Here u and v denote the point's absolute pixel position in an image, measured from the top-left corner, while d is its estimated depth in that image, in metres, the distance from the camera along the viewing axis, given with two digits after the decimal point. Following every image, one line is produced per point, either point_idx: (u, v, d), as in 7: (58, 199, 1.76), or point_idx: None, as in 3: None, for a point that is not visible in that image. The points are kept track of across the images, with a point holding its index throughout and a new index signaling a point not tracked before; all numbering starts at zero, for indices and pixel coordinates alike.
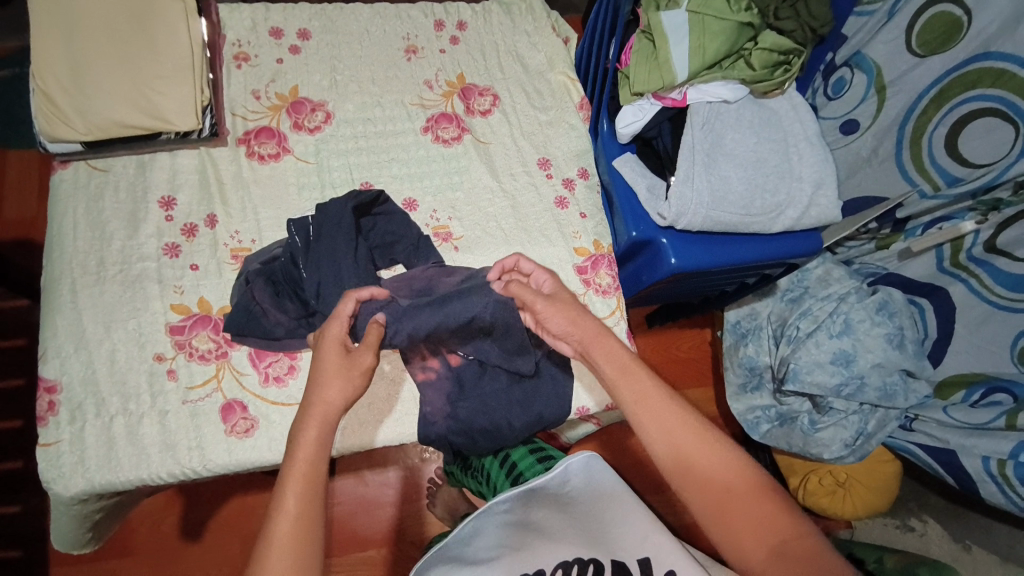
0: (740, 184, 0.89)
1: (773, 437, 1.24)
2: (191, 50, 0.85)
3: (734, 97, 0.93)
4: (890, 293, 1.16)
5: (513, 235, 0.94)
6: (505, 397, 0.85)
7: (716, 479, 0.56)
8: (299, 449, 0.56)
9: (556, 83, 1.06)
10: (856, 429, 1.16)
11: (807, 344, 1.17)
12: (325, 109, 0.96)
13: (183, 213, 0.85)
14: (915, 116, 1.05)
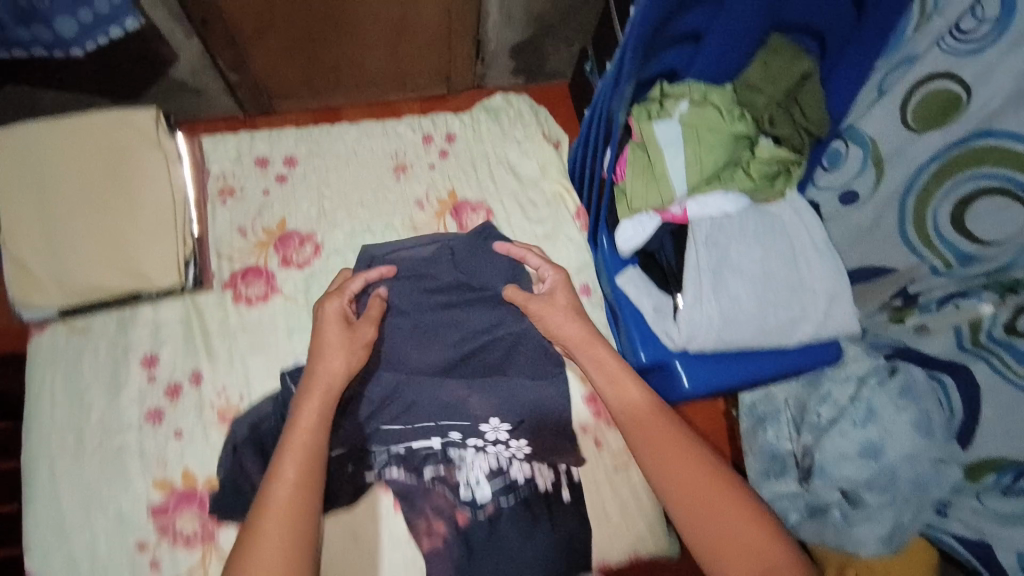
0: (751, 302, 0.85)
1: (804, 532, 0.92)
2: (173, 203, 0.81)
3: (736, 208, 0.89)
4: (908, 371, 0.89)
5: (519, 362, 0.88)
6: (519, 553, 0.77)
7: (692, 477, 0.70)
8: (302, 419, 0.70)
9: (551, 192, 1.03)
10: (900, 525, 0.84)
11: (827, 430, 0.90)
12: (314, 240, 0.93)
13: (165, 371, 0.82)
14: (918, 190, 0.84)
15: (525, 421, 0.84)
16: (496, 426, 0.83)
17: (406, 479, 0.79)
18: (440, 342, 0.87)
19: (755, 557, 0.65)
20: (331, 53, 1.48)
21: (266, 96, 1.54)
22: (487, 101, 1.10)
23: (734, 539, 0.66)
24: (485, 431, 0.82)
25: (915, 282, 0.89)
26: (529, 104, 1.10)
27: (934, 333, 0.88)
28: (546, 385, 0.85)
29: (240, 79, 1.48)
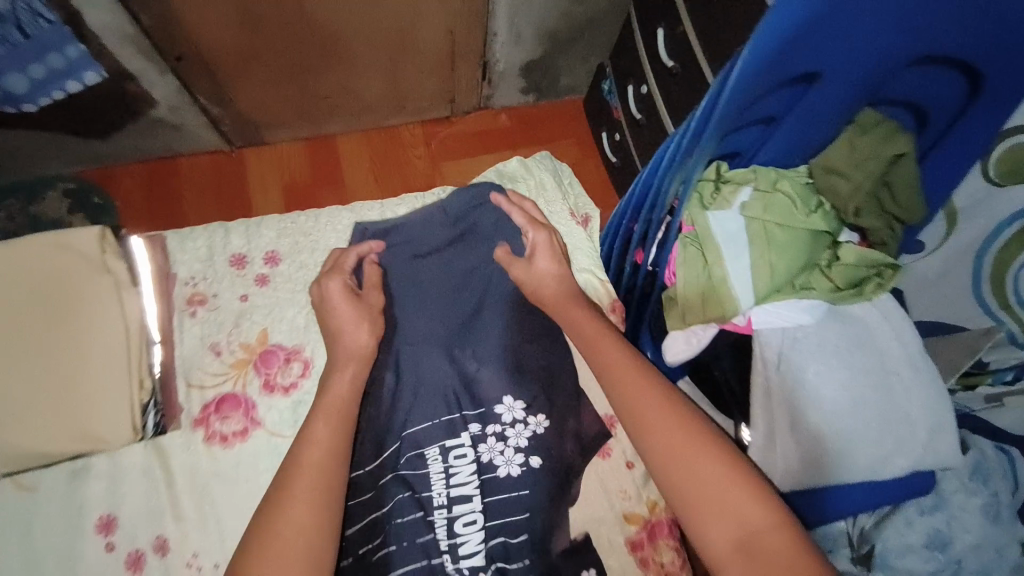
0: (834, 441, 0.69)
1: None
2: (124, 336, 0.69)
3: (812, 318, 0.72)
4: (980, 446, 0.74)
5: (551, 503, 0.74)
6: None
7: (689, 462, 0.63)
8: (328, 394, 0.71)
9: (583, 284, 0.86)
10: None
11: (890, 511, 0.71)
12: (301, 356, 0.79)
13: (126, 536, 0.69)
14: (993, 254, 0.71)
15: (539, 396, 0.80)
16: (511, 406, 0.79)
17: None
18: (441, 313, 0.83)
19: (737, 513, 0.59)
20: (322, 81, 1.23)
21: (256, 127, 1.30)
22: (502, 164, 0.95)
23: (716, 505, 0.60)
24: (501, 414, 0.78)
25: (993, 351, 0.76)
26: (550, 173, 0.94)
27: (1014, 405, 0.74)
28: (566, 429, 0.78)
29: (223, 113, 1.24)
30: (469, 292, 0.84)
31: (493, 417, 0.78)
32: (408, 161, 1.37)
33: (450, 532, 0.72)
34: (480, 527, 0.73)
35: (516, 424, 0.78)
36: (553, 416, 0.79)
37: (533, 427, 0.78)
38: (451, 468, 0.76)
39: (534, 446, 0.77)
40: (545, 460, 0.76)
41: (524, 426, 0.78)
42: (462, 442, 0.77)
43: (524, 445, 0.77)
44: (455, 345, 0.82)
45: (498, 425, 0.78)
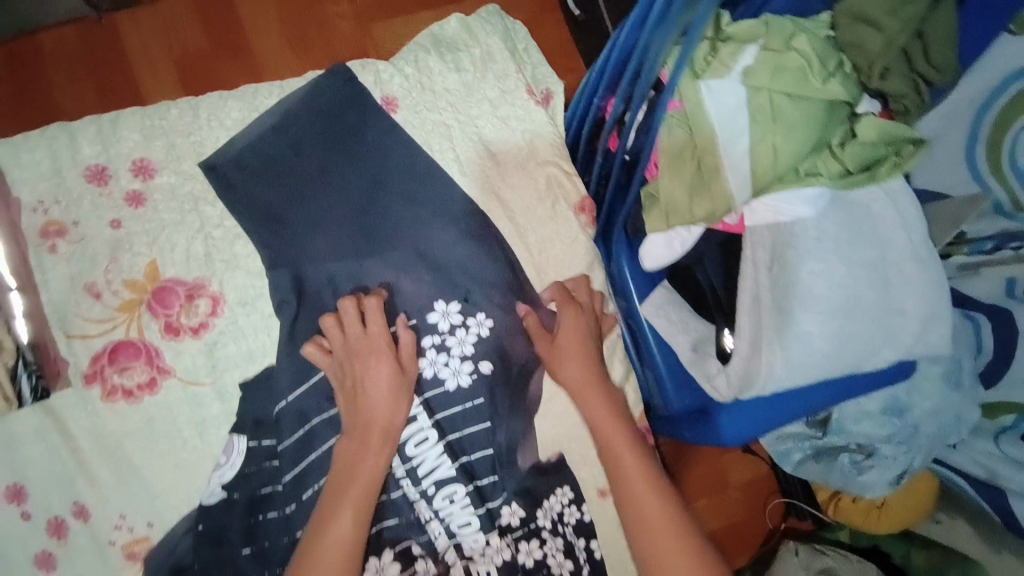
0: (828, 341, 0.63)
1: (805, 471, 0.86)
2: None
3: (814, 211, 0.62)
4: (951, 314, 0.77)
5: (519, 423, 0.68)
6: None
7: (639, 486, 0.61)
8: (357, 471, 0.60)
9: (543, 179, 0.72)
10: (909, 469, 0.80)
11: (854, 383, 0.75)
12: (208, 292, 0.64)
13: (40, 505, 0.60)
14: (997, 108, 0.67)
15: (473, 295, 0.68)
16: (445, 311, 0.68)
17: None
18: (353, 218, 0.68)
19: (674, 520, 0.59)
20: None
21: None
22: (439, 27, 0.75)
23: (657, 519, 0.59)
24: (435, 322, 0.67)
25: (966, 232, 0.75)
26: (501, 38, 0.74)
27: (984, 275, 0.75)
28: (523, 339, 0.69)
29: None
30: (382, 193, 0.69)
31: (428, 326, 0.67)
32: (326, 22, 0.96)
33: (405, 461, 0.66)
34: (438, 444, 0.66)
35: (456, 330, 0.68)
36: (495, 313, 0.69)
37: (476, 327, 0.68)
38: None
39: (482, 350, 0.68)
40: (495, 365, 0.68)
41: (466, 330, 0.68)
42: None
43: (470, 351, 0.67)
44: (378, 257, 0.67)
45: (436, 333, 0.67)
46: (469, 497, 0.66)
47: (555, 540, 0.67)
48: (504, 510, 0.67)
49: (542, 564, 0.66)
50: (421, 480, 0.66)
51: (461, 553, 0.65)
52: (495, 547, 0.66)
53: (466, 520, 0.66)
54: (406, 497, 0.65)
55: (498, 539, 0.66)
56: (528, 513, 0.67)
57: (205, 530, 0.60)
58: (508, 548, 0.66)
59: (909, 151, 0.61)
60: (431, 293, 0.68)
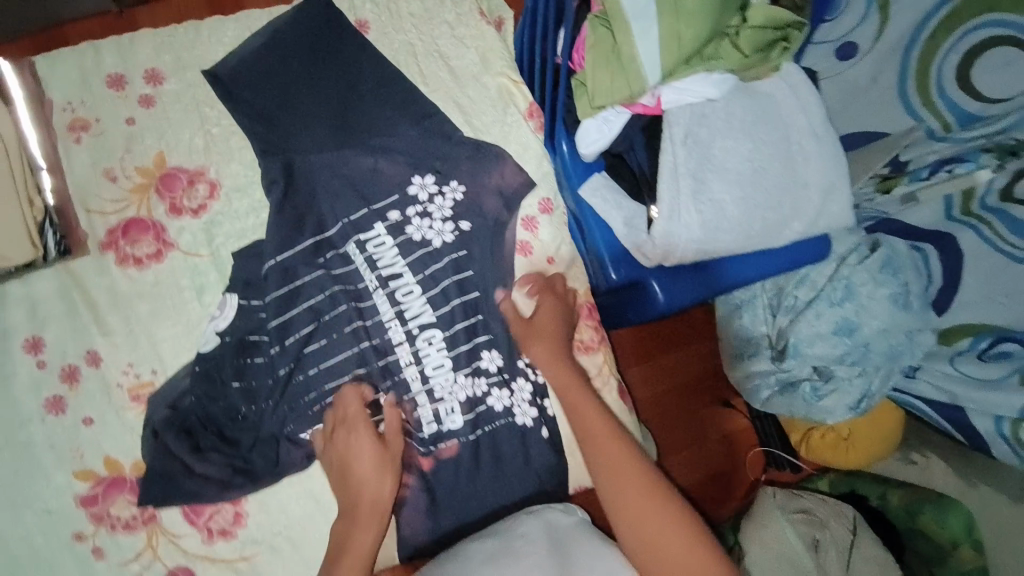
0: (736, 205, 0.73)
1: (774, 405, 1.17)
2: (10, 174, 0.67)
3: (720, 92, 0.73)
4: (893, 245, 1.07)
5: (490, 277, 0.79)
6: (503, 468, 0.78)
7: (642, 509, 0.65)
8: (352, 546, 0.66)
9: (495, 88, 0.84)
10: (868, 392, 1.11)
11: (806, 316, 1.11)
12: (206, 178, 0.75)
13: (56, 355, 0.70)
14: (920, 45, 0.98)
15: (447, 176, 0.80)
16: (423, 184, 0.79)
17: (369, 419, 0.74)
18: (331, 117, 0.78)
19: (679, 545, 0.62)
20: None
21: None
22: None
23: (661, 544, 0.62)
24: (415, 194, 0.79)
25: (909, 148, 1.03)
26: None
27: (923, 200, 1.04)
28: (481, 222, 0.80)
29: None
30: (356, 99, 0.80)
31: (409, 199, 0.79)
32: None
33: (394, 306, 0.77)
34: (422, 296, 0.78)
35: (435, 198, 0.79)
36: (462, 197, 0.80)
37: (451, 195, 0.80)
38: (374, 255, 0.77)
39: (460, 212, 0.80)
40: (473, 224, 0.80)
41: (442, 199, 0.79)
42: (378, 234, 0.78)
43: (449, 214, 0.79)
44: (355, 150, 0.78)
45: (417, 204, 0.79)
46: (445, 341, 0.77)
47: (522, 382, 0.79)
48: (484, 355, 0.78)
49: (508, 407, 0.78)
50: (406, 323, 0.77)
51: (434, 392, 0.77)
52: (464, 386, 0.77)
53: (440, 362, 0.77)
54: (391, 338, 0.76)
55: (467, 379, 0.77)
56: (504, 361, 0.79)
57: (207, 366, 0.70)
58: (478, 386, 0.78)
59: (797, 33, 0.72)
60: (403, 181, 0.79)
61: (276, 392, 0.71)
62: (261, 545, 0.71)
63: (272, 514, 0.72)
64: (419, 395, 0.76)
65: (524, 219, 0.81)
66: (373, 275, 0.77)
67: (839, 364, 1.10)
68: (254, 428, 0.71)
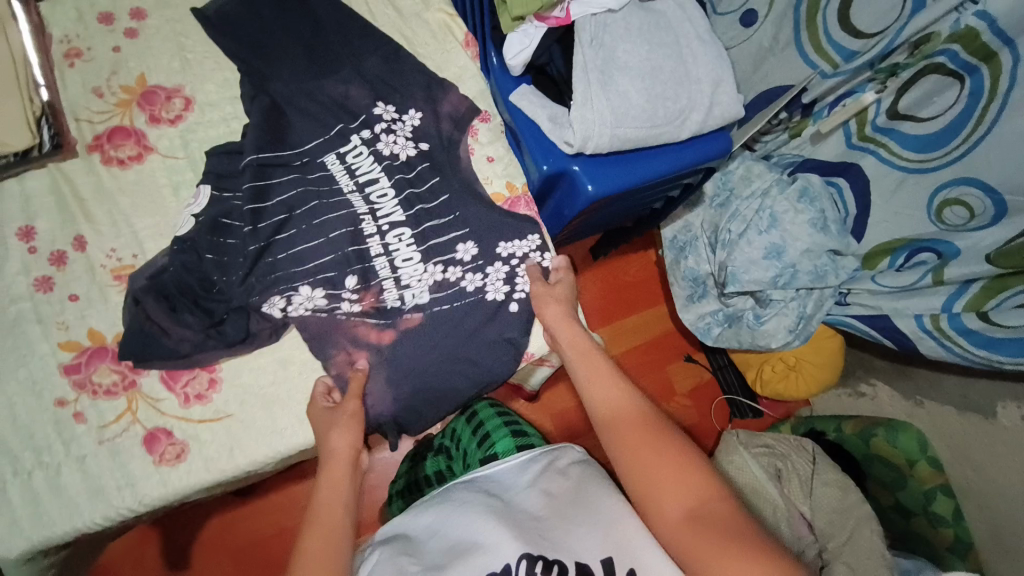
0: (639, 95, 0.86)
1: (723, 339, 1.38)
2: (21, 91, 0.79)
3: (619, 4, 0.88)
4: (809, 179, 1.25)
5: (452, 180, 0.89)
6: (460, 343, 0.84)
7: (642, 444, 0.61)
8: (326, 491, 0.65)
9: (435, 23, 0.98)
10: (804, 314, 1.28)
11: (743, 245, 1.27)
12: (183, 94, 0.86)
13: (46, 241, 0.78)
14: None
15: (400, 93, 0.91)
16: (385, 109, 0.89)
17: (324, 301, 0.81)
18: (290, 37, 0.89)
19: (684, 483, 0.57)
20: None
21: None
22: None
23: (664, 484, 0.58)
24: (379, 115, 0.89)
25: (810, 90, 1.16)
26: None
27: (827, 134, 1.20)
28: (429, 128, 0.91)
29: None
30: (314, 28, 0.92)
31: (375, 117, 0.89)
32: None
33: (368, 204, 0.85)
34: (394, 198, 0.86)
35: (399, 121, 0.90)
36: (416, 109, 0.91)
37: (410, 121, 0.90)
38: (352, 164, 0.87)
39: (422, 134, 0.90)
40: (433, 146, 0.90)
41: (403, 123, 0.90)
42: (354, 146, 0.87)
43: (412, 132, 0.90)
44: (315, 65, 0.89)
45: (383, 122, 0.89)
46: (414, 238, 0.85)
47: (497, 267, 0.86)
48: (452, 247, 0.86)
49: (476, 287, 0.85)
50: (378, 219, 0.85)
51: (402, 279, 0.84)
52: (429, 274, 0.85)
53: (409, 254, 0.84)
54: (364, 230, 0.84)
55: (434, 267, 0.85)
56: (478, 250, 0.87)
57: (191, 246, 0.79)
58: (447, 272, 0.85)
59: None
60: (359, 91, 0.89)
61: (247, 266, 0.79)
62: (234, 406, 0.78)
63: (246, 380, 0.79)
64: (387, 279, 0.83)
65: (471, 128, 0.93)
66: (348, 179, 0.86)
67: (773, 288, 1.26)
68: (229, 299, 0.79)
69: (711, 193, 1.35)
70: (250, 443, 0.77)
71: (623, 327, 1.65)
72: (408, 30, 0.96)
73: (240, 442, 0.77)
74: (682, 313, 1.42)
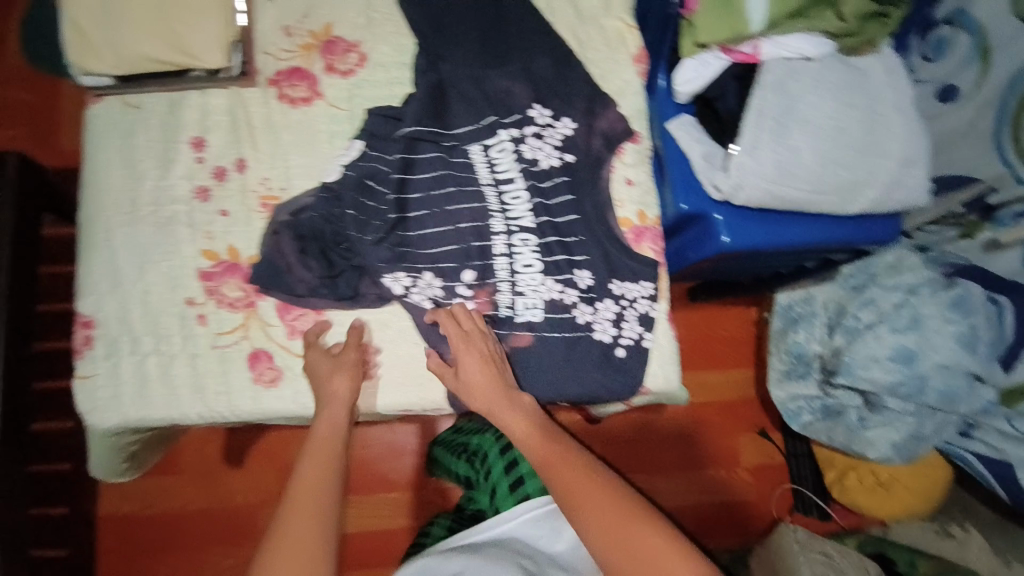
0: (812, 156, 0.79)
1: (815, 430, 1.24)
2: (221, 1, 0.79)
3: (817, 54, 0.80)
4: (968, 287, 1.09)
5: (591, 201, 0.88)
6: (555, 364, 0.84)
7: (622, 541, 0.67)
8: (319, 431, 0.74)
9: (612, 30, 0.94)
10: (917, 433, 1.13)
11: (866, 340, 1.14)
12: (359, 50, 0.90)
13: (213, 155, 0.84)
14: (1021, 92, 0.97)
15: (556, 97, 0.90)
16: (540, 113, 0.89)
17: (440, 290, 0.83)
18: (466, 18, 0.90)
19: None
20: None
21: None
22: None
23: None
24: (534, 118, 0.89)
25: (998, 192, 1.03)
26: None
27: (1005, 247, 1.04)
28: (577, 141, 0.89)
29: None
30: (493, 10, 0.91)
31: (528, 119, 0.89)
32: None
33: (500, 203, 0.86)
34: (526, 202, 0.87)
35: (548, 127, 0.89)
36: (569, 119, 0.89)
37: (561, 129, 0.89)
38: (494, 159, 0.88)
39: (569, 145, 0.89)
40: (577, 157, 0.89)
41: (554, 130, 0.89)
42: (500, 140, 0.88)
43: (558, 142, 0.89)
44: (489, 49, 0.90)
45: (535, 126, 0.89)
46: (539, 247, 0.86)
47: (607, 304, 0.86)
48: (578, 271, 0.86)
49: (588, 322, 0.85)
50: (507, 219, 0.86)
51: (517, 285, 0.85)
52: (548, 289, 0.85)
53: (530, 262, 0.85)
54: (491, 227, 0.85)
55: (552, 283, 0.85)
56: (594, 281, 0.86)
57: (328, 198, 0.82)
58: (565, 295, 0.85)
59: (895, 11, 0.80)
60: (521, 89, 0.90)
61: (382, 231, 0.82)
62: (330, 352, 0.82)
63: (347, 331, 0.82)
64: (503, 282, 0.84)
65: (620, 147, 0.90)
66: (487, 173, 0.87)
67: (891, 395, 1.13)
68: (354, 257, 0.82)
69: (846, 272, 1.21)
70: None
71: (701, 381, 1.53)
72: (583, 33, 0.94)
73: None
74: (773, 387, 1.28)
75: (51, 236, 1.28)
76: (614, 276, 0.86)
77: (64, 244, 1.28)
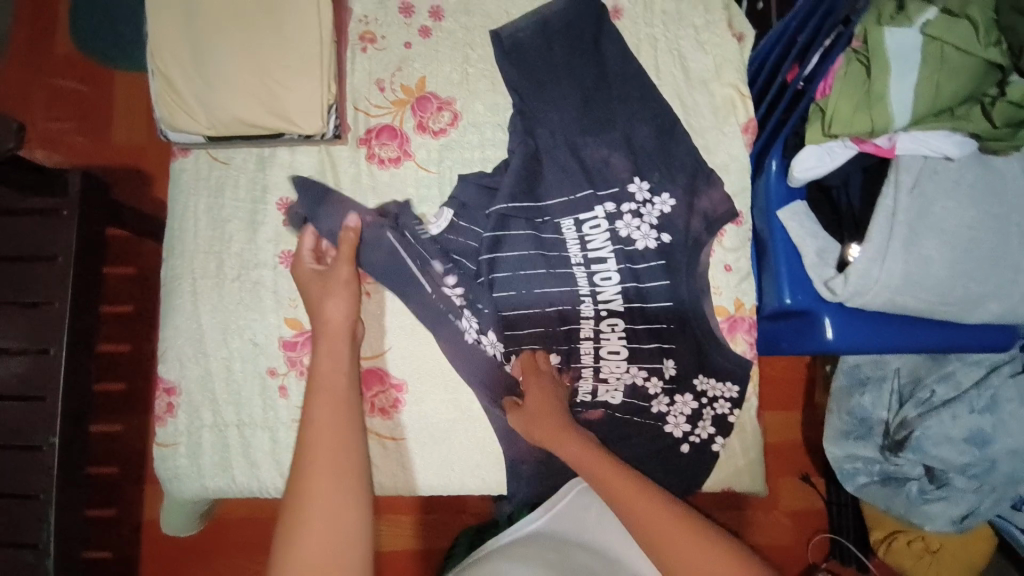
0: (942, 266, 0.73)
1: (868, 493, 1.07)
2: (320, 62, 0.75)
3: (959, 154, 0.74)
4: None
5: (686, 287, 0.83)
6: (635, 455, 0.82)
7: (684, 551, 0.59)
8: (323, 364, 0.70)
9: (720, 97, 0.88)
10: (975, 510, 1.00)
11: (940, 410, 0.98)
12: (452, 108, 0.85)
13: (299, 218, 0.81)
14: None
15: (658, 169, 0.84)
16: (639, 187, 0.84)
17: None
18: (567, 79, 0.84)
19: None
20: None
21: None
22: None
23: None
24: (633, 192, 0.83)
25: None
26: None
27: None
28: (677, 219, 0.84)
29: None
30: (596, 70, 0.85)
31: (626, 194, 0.83)
32: None
33: (590, 284, 0.82)
34: (617, 284, 0.82)
35: (646, 203, 0.84)
36: (670, 195, 0.84)
37: (660, 206, 0.84)
38: (587, 236, 0.83)
39: (666, 223, 0.84)
40: (674, 238, 0.84)
41: (652, 207, 0.84)
42: (595, 216, 0.83)
43: (656, 221, 0.84)
44: (588, 114, 0.84)
45: (633, 202, 0.83)
46: (626, 332, 0.82)
47: (687, 398, 0.83)
48: (664, 361, 0.83)
49: (664, 413, 0.83)
50: (597, 303, 0.82)
51: (600, 372, 0.83)
52: (633, 378, 0.82)
53: (617, 350, 0.82)
54: (580, 311, 0.82)
55: (638, 370, 0.82)
56: (678, 373, 0.83)
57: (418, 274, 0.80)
58: (648, 384, 0.82)
59: None
60: (622, 160, 0.84)
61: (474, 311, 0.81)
62: (410, 433, 0.82)
63: (428, 410, 0.82)
64: (587, 368, 0.83)
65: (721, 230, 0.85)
66: (579, 251, 0.83)
67: (959, 473, 0.99)
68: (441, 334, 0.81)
69: None
70: (416, 467, 0.82)
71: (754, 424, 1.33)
72: (688, 100, 0.88)
73: (407, 466, 0.82)
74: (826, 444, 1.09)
75: (119, 237, 1.20)
76: (701, 371, 0.83)
77: (123, 246, 1.20)
